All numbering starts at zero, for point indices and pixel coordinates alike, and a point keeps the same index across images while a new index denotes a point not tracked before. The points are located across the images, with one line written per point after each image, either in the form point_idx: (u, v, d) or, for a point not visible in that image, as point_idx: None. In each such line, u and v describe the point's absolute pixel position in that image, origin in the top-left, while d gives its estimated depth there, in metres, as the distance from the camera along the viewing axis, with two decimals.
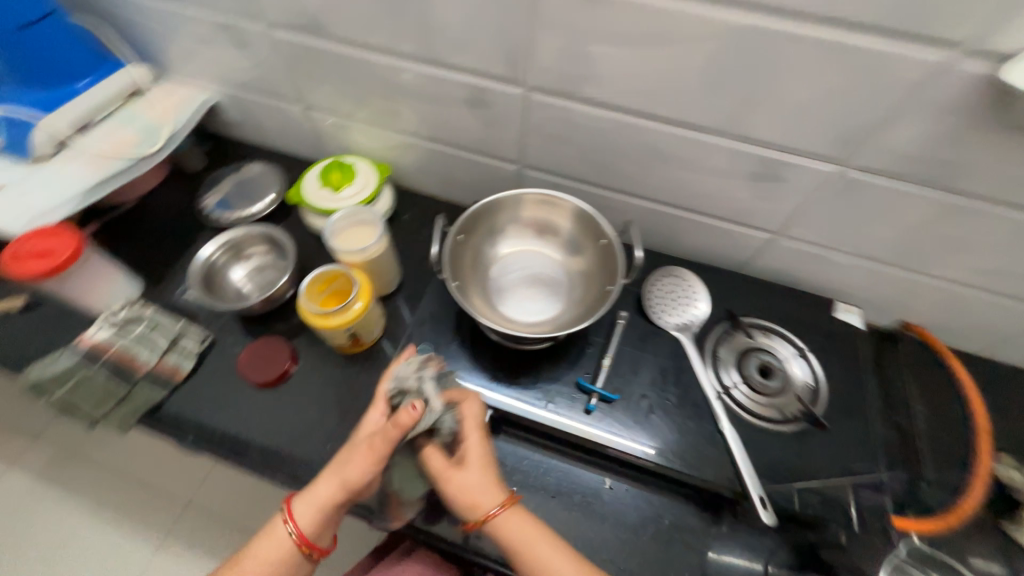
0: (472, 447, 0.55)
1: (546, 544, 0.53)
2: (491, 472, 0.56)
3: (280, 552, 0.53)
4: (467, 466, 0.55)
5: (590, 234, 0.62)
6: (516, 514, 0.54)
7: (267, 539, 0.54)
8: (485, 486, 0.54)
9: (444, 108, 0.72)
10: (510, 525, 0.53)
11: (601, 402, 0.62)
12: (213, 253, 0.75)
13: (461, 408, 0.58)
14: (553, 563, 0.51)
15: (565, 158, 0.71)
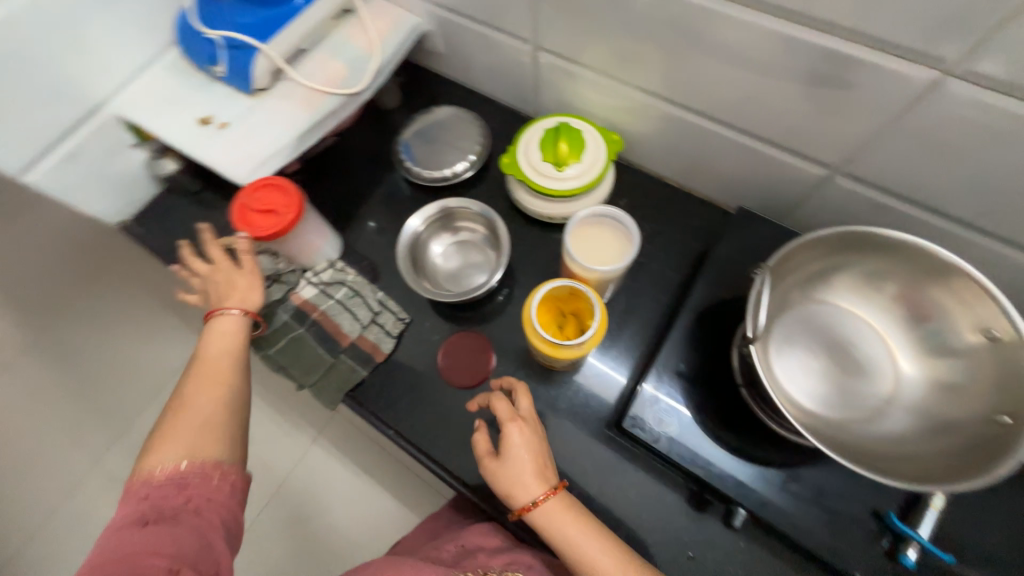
0: (511, 435, 0.49)
1: (596, 549, 0.46)
2: (538, 460, 0.49)
3: (234, 336, 0.54)
4: (507, 453, 0.49)
5: (972, 318, 0.41)
6: (562, 510, 0.47)
7: (213, 334, 0.54)
8: (528, 478, 0.48)
9: (756, 76, 0.49)
10: (561, 526, 0.47)
11: (919, 553, 0.45)
12: (421, 227, 0.67)
13: (498, 397, 0.52)
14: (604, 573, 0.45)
15: (929, 179, 0.47)
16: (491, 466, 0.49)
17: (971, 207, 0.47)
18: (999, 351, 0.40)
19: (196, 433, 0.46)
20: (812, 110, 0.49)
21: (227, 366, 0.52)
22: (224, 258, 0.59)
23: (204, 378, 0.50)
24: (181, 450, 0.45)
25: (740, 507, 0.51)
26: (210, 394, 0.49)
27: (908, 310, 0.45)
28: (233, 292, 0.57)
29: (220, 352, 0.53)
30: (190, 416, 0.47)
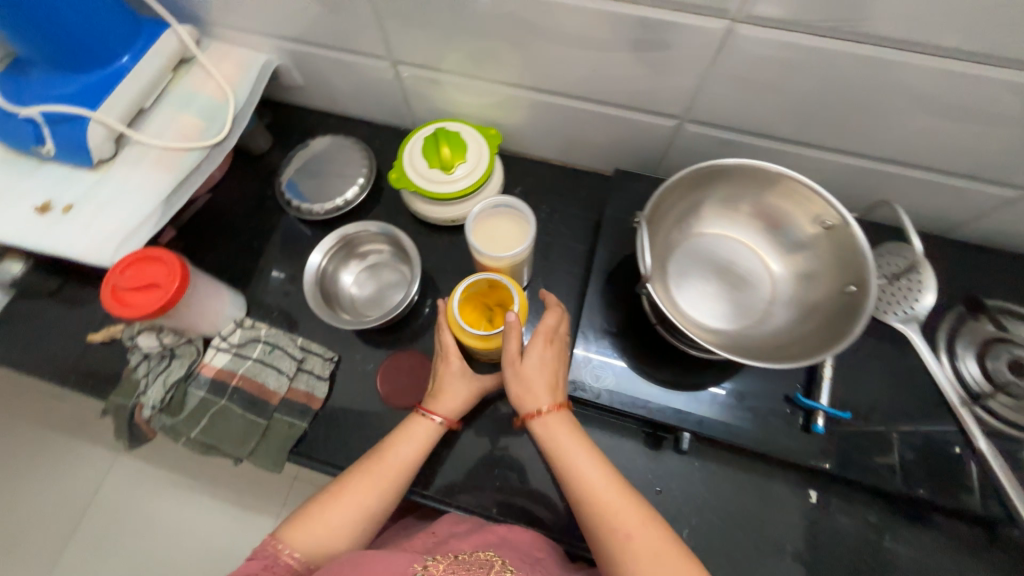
0: (537, 348, 0.50)
1: (587, 460, 0.47)
2: (552, 376, 0.52)
3: (421, 448, 0.54)
4: (533, 362, 0.50)
5: (810, 215, 0.49)
6: (565, 421, 0.49)
7: (405, 433, 0.54)
8: (538, 389, 0.50)
9: (592, 52, 0.55)
10: (556, 433, 0.49)
11: (827, 420, 0.52)
12: (324, 261, 0.65)
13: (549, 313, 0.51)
14: (591, 481, 0.46)
15: (752, 109, 0.55)
16: (513, 368, 0.51)
17: (788, 125, 0.56)
18: (835, 236, 0.48)
19: (348, 516, 0.49)
20: (646, 74, 0.55)
21: (392, 475, 0.52)
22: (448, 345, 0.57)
23: (393, 471, 0.52)
24: (329, 514, 0.49)
25: (684, 432, 0.55)
26: (386, 486, 0.51)
27: (763, 221, 0.53)
28: (456, 401, 0.56)
29: (426, 438, 0.54)
30: (352, 500, 0.50)
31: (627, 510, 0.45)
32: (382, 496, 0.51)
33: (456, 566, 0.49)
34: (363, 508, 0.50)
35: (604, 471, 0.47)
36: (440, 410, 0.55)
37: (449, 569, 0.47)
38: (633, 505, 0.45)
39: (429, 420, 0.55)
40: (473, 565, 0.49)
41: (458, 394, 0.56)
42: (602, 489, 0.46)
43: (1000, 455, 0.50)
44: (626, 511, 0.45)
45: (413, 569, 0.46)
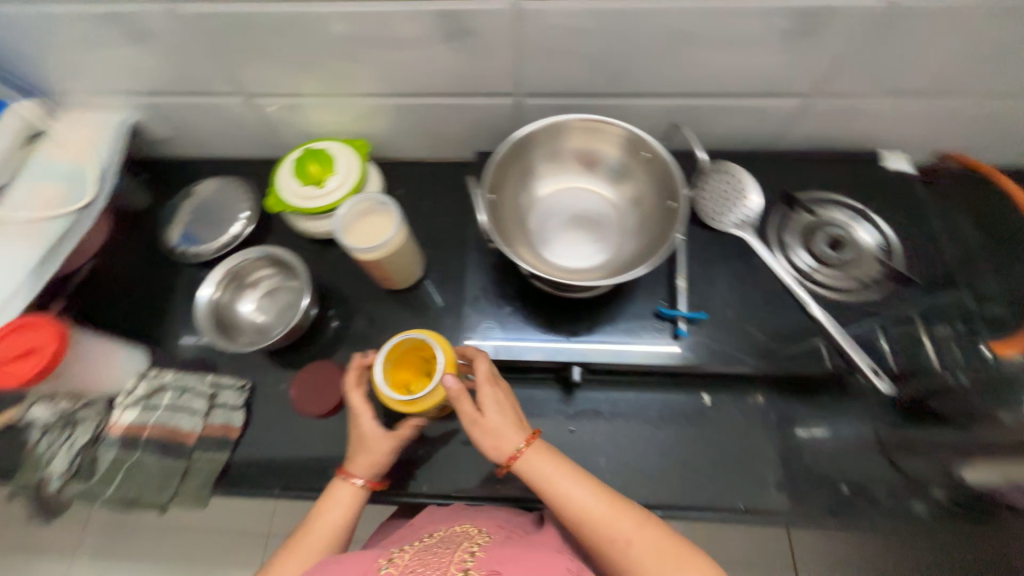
0: (489, 398, 0.52)
1: (569, 481, 0.49)
2: (514, 414, 0.54)
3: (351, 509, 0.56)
4: (490, 412, 0.52)
5: (629, 150, 0.56)
6: (541, 455, 0.51)
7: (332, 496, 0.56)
8: (510, 435, 0.51)
9: (414, 49, 0.60)
10: (540, 468, 0.50)
11: (688, 324, 0.59)
12: (215, 293, 0.66)
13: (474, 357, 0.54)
14: (575, 499, 0.49)
15: (568, 72, 0.62)
16: (479, 420, 0.52)
17: (603, 82, 0.63)
18: (650, 162, 0.54)
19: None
20: (471, 60, 0.61)
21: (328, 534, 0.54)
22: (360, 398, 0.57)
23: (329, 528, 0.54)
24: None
25: (575, 366, 0.60)
26: (327, 541, 0.53)
27: (598, 166, 0.59)
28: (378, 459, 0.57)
29: (355, 498, 0.56)
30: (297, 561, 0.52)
31: (624, 524, 0.47)
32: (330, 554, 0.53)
33: (423, 549, 0.51)
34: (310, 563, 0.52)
35: (589, 489, 0.49)
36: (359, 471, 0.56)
37: (416, 555, 0.50)
38: (604, 497, 0.49)
39: (355, 485, 0.56)
40: (440, 549, 0.52)
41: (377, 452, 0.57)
42: (588, 510, 0.48)
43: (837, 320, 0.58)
44: (606, 512, 0.48)
45: (379, 564, 0.48)
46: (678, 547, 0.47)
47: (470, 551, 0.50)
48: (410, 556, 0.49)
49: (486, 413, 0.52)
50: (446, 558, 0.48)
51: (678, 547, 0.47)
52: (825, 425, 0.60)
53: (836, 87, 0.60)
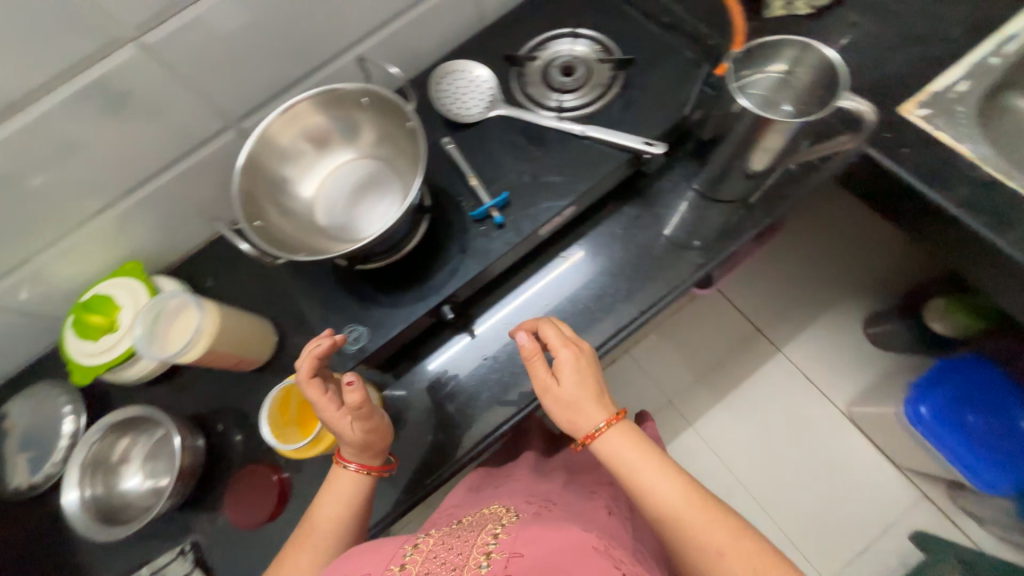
0: (565, 373, 0.56)
1: (660, 475, 0.53)
2: (591, 390, 0.57)
3: (355, 491, 0.55)
4: (563, 385, 0.56)
5: (346, 105, 0.56)
6: (625, 435, 0.56)
7: (331, 483, 0.55)
8: (589, 411, 0.56)
9: (93, 144, 0.56)
10: (621, 449, 0.55)
11: (501, 211, 0.62)
12: (85, 493, 0.60)
13: (551, 328, 0.58)
14: (663, 496, 0.52)
15: (256, 74, 0.61)
16: (553, 388, 0.57)
17: (293, 63, 0.63)
18: (368, 102, 0.55)
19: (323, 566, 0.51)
20: (158, 120, 0.58)
21: (337, 516, 0.53)
22: (315, 384, 0.52)
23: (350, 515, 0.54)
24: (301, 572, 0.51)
25: (444, 306, 0.62)
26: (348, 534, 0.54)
27: (340, 136, 0.59)
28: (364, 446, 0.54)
29: (358, 484, 0.55)
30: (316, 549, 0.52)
31: (712, 530, 0.50)
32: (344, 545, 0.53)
33: (446, 537, 0.50)
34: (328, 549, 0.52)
35: (681, 494, 0.52)
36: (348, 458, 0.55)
37: (439, 540, 0.49)
38: (691, 497, 0.52)
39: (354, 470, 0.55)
40: (466, 535, 0.51)
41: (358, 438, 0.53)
42: (676, 506, 0.52)
43: (606, 127, 0.64)
44: (691, 513, 0.51)
45: (403, 551, 0.47)
46: (764, 556, 0.48)
47: (493, 533, 0.49)
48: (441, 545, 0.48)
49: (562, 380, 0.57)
50: (470, 544, 0.47)
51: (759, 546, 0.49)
52: (657, 211, 0.68)
53: None
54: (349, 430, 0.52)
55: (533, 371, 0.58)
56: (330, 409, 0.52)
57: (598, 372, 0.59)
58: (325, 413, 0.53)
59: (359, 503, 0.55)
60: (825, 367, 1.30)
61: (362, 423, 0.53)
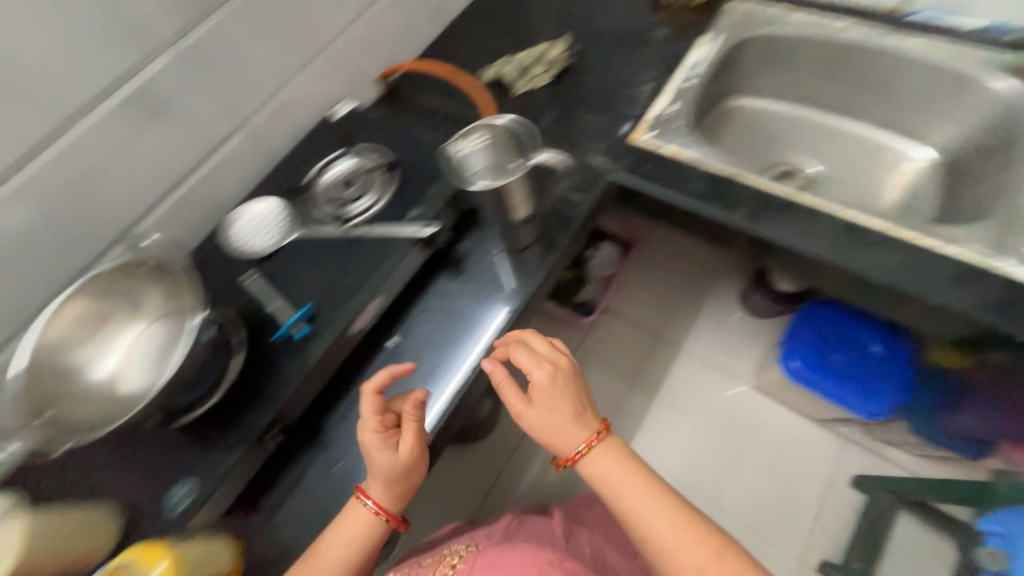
0: (541, 398, 0.60)
1: (646, 499, 0.58)
2: (571, 410, 0.61)
3: (364, 532, 0.56)
4: (535, 409, 0.61)
5: (122, 282, 0.60)
6: (607, 453, 0.61)
7: (348, 513, 0.57)
8: (570, 433, 0.60)
9: None
10: (601, 465, 0.61)
11: (306, 320, 0.64)
12: None
13: (523, 351, 0.62)
14: (653, 522, 0.57)
15: (43, 267, 0.65)
16: (527, 416, 0.61)
17: (82, 246, 0.67)
18: (142, 272, 0.61)
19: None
20: None
21: (337, 561, 0.55)
22: (380, 413, 0.58)
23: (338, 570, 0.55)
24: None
25: (271, 430, 0.61)
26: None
27: (128, 310, 0.62)
28: (394, 484, 0.57)
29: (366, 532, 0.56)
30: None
31: (699, 551, 0.54)
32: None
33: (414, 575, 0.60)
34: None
35: (667, 518, 0.57)
36: (372, 492, 0.57)
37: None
38: (676, 520, 0.57)
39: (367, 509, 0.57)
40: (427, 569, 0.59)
41: (392, 474, 0.56)
42: (659, 531, 0.56)
43: (381, 232, 0.71)
44: (676, 535, 0.56)
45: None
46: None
47: (451, 564, 0.58)
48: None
49: (533, 406, 0.61)
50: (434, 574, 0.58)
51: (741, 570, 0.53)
52: (464, 274, 0.74)
53: (239, 109, 0.77)
54: (388, 461, 0.56)
55: (508, 398, 0.62)
56: (382, 436, 0.57)
57: (581, 388, 0.63)
58: (373, 442, 0.57)
59: (366, 545, 0.56)
60: (723, 349, 1.38)
61: (410, 459, 0.57)
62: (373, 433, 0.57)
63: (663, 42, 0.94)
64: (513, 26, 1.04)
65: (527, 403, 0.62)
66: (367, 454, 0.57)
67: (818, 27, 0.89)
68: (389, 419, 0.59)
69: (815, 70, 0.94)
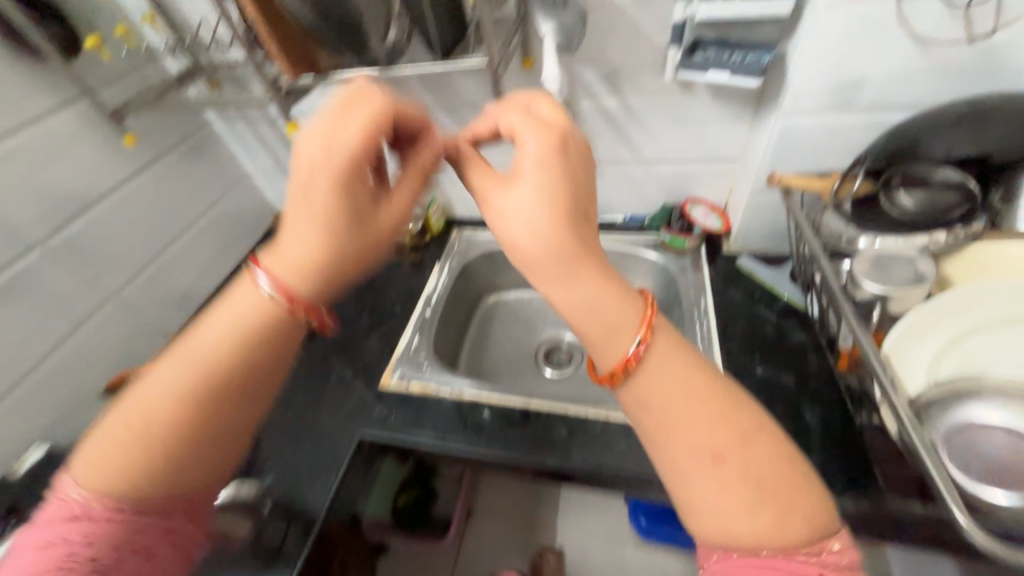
0: (532, 164, 0.45)
1: (712, 402, 0.40)
2: (580, 235, 0.44)
3: (252, 320, 0.46)
4: (525, 177, 0.44)
5: None
6: (614, 304, 0.43)
7: (237, 295, 0.47)
8: (590, 264, 0.43)
9: None
10: (671, 366, 0.41)
11: None
12: None
13: (517, 113, 0.48)
14: (713, 417, 0.39)
15: None
16: (499, 201, 0.46)
17: None
18: None
19: (144, 458, 0.43)
20: None
21: (184, 417, 0.44)
22: (338, 216, 0.45)
23: (227, 386, 0.45)
24: (168, 371, 0.45)
25: None
26: (208, 430, 0.45)
27: None
28: (309, 297, 0.47)
29: (262, 341, 0.47)
30: (202, 343, 0.46)
31: (756, 473, 0.37)
32: (236, 338, 0.46)
33: None
34: (157, 472, 0.44)
35: (711, 407, 0.40)
36: (272, 269, 0.46)
37: None
38: (709, 400, 0.40)
39: (264, 296, 0.47)
40: None
41: (318, 289, 0.47)
42: (717, 439, 0.38)
43: None
44: (696, 408, 0.40)
45: None
46: (780, 477, 0.38)
47: None
48: (144, 535, 0.45)
49: (511, 186, 0.45)
50: None
51: (776, 470, 0.38)
52: None
53: None
54: (349, 245, 0.46)
55: (479, 181, 0.49)
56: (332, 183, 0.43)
57: (582, 206, 0.45)
58: (337, 184, 0.44)
59: (241, 412, 0.47)
60: (602, 518, 1.26)
61: (355, 259, 0.47)
62: (326, 166, 0.43)
63: (404, 278, 1.06)
64: None
65: (503, 185, 0.46)
66: (297, 178, 0.44)
67: None
68: (376, 171, 0.50)
69: None
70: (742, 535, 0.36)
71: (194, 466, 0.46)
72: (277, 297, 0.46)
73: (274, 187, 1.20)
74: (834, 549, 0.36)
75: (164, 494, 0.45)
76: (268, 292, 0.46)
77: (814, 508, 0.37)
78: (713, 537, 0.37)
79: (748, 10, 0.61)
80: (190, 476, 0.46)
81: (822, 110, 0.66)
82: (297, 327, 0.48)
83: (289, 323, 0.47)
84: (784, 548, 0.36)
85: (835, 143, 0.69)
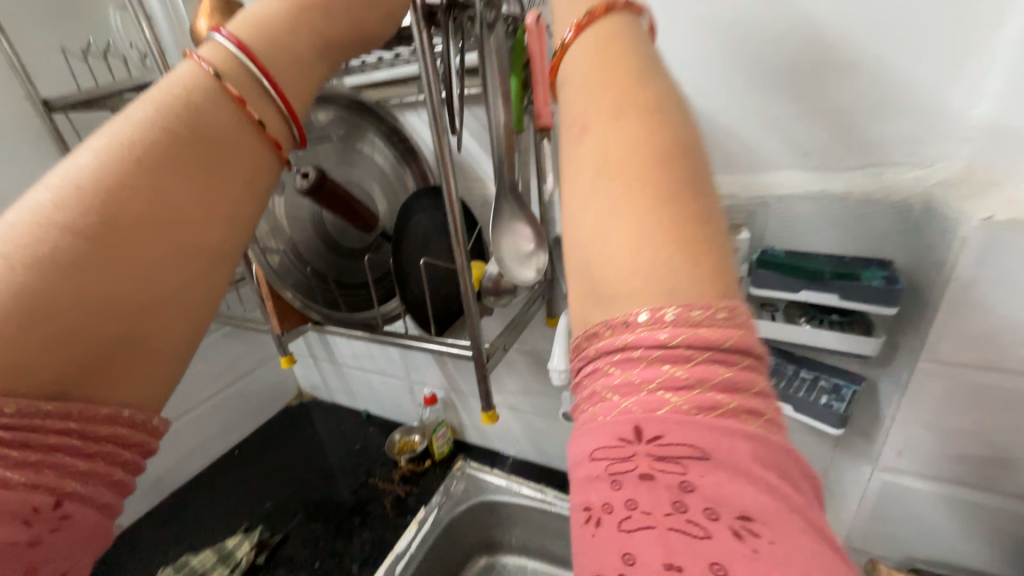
0: None
1: (622, 89, 0.23)
2: None
3: (236, 135, 0.26)
4: None
5: None
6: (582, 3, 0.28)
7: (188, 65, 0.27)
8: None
9: None
10: (580, 63, 0.25)
11: None
12: None
13: None
14: (606, 109, 0.23)
15: None
16: None
17: None
18: None
19: (31, 349, 0.21)
20: None
21: (154, 262, 0.24)
22: (325, 12, 0.31)
23: (172, 232, 0.24)
24: (62, 165, 0.23)
25: None
26: (129, 285, 0.23)
27: None
28: (298, 92, 0.29)
29: (225, 160, 0.26)
30: (80, 169, 0.23)
31: (635, 187, 0.21)
32: (157, 165, 0.24)
33: None
34: (86, 365, 0.22)
35: (612, 107, 0.23)
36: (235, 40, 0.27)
37: None
38: (617, 70, 0.24)
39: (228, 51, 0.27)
40: None
41: (290, 96, 0.29)
42: (605, 132, 0.22)
43: None
44: (589, 77, 0.24)
45: None
46: (674, 219, 0.21)
47: None
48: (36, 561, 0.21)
49: None
50: None
51: (661, 183, 0.21)
52: None
53: None
54: (336, 30, 0.31)
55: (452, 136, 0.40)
56: None
57: None
58: None
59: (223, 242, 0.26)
60: None
61: (328, 57, 0.32)
62: None
63: (381, 518, 0.87)
64: (245, 493, 0.98)
65: None
66: None
67: (529, 499, 0.86)
68: None
69: (543, 537, 0.86)
70: (588, 276, 0.22)
71: (130, 358, 0.23)
72: (235, 68, 0.27)
73: (304, 370, 1.19)
74: (672, 322, 0.19)
75: (93, 401, 0.22)
76: (209, 64, 0.26)
77: (706, 266, 0.20)
78: (592, 308, 0.22)
79: (821, 338, 0.47)
80: (130, 368, 0.23)
81: (949, 479, 0.46)
82: (269, 153, 0.28)
83: (258, 140, 0.28)
84: (612, 324, 0.21)
85: (986, 523, 0.46)
